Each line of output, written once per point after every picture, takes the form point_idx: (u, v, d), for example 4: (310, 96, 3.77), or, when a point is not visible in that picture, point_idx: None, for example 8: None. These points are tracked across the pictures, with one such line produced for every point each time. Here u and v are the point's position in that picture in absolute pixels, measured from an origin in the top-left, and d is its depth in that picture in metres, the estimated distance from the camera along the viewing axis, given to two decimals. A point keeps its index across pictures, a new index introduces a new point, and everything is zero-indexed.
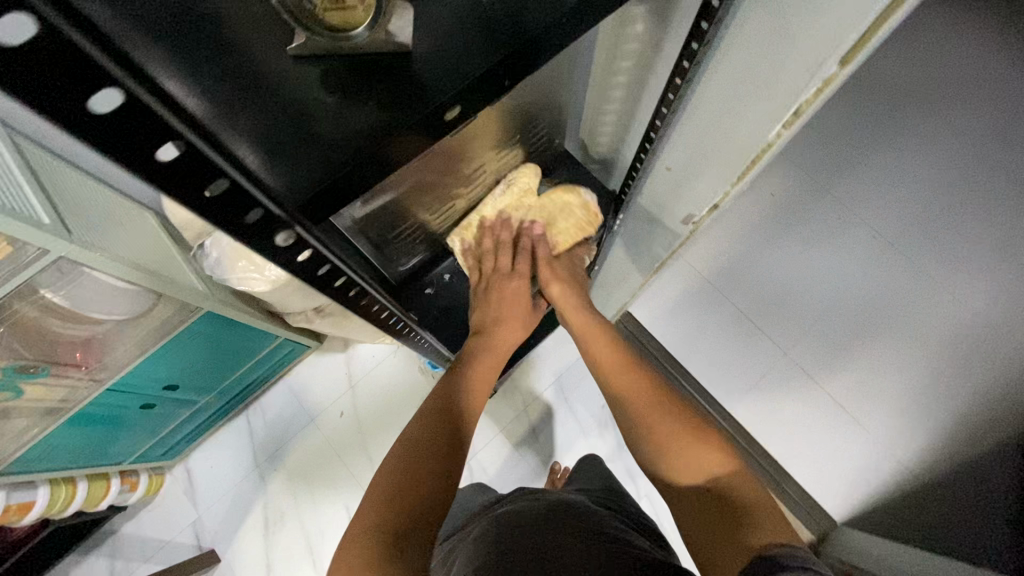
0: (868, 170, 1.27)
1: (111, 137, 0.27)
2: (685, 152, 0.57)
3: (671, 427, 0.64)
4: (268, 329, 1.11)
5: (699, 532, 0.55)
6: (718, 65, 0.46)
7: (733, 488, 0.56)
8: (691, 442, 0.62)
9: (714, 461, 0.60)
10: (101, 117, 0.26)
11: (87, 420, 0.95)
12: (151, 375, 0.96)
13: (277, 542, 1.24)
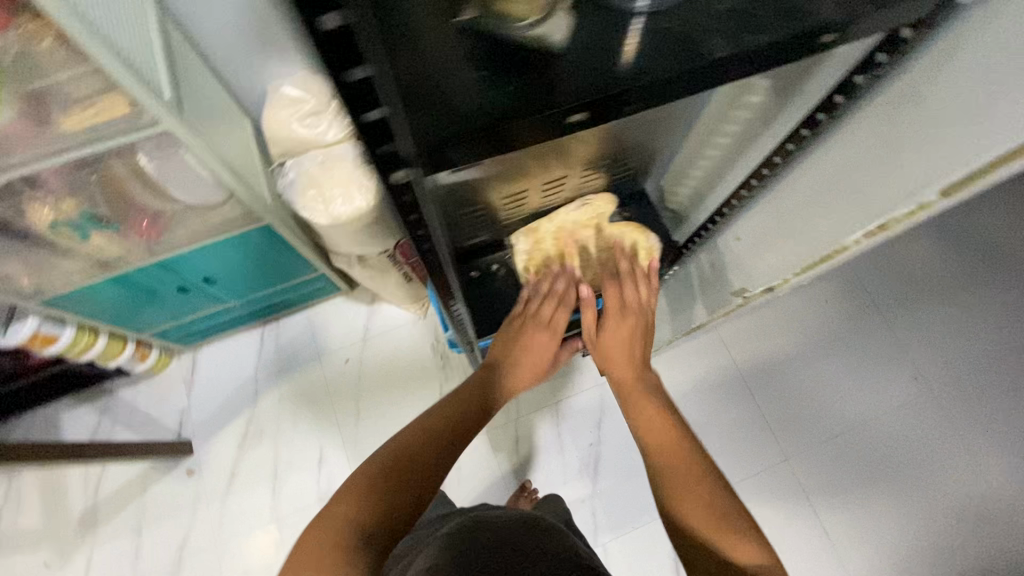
0: (938, 312, 1.22)
1: (326, 52, 0.32)
2: (798, 200, 0.58)
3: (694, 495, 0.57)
4: (311, 261, 1.17)
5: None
6: (829, 149, 0.53)
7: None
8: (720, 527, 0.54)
9: (737, 549, 0.53)
10: (324, 35, 0.31)
11: (128, 284, 1.01)
12: (197, 265, 1.02)
13: (248, 456, 1.28)
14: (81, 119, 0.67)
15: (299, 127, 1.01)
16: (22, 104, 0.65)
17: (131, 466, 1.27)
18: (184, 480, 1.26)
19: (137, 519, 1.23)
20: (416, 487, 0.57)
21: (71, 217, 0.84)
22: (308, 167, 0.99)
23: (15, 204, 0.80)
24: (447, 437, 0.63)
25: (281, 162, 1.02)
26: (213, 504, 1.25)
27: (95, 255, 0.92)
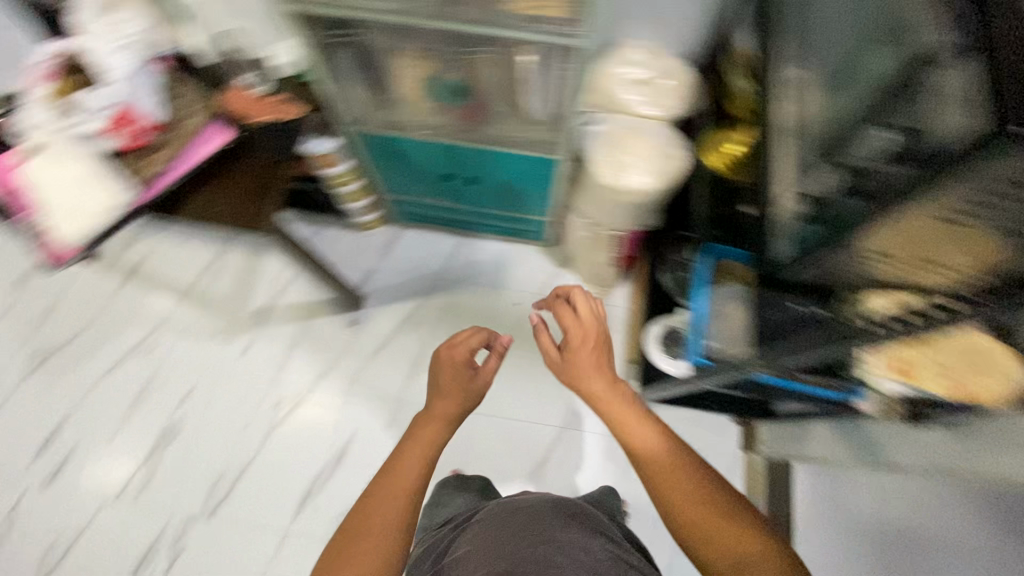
0: None
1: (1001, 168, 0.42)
2: None
3: (707, 515, 0.70)
4: (551, 205, 1.20)
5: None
6: None
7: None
8: (721, 533, 0.69)
9: (757, 547, 0.67)
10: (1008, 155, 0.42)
11: (411, 153, 1.10)
12: (472, 163, 1.09)
13: (402, 336, 1.38)
14: (525, 5, 0.71)
15: (626, 85, 1.02)
16: None
17: (311, 290, 1.41)
18: (346, 326, 1.39)
19: (298, 335, 1.38)
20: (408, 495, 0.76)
21: (431, 78, 0.91)
22: (615, 125, 1.01)
23: (403, 49, 0.87)
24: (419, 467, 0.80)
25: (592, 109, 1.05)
26: (358, 358, 1.36)
27: (407, 124, 1.01)
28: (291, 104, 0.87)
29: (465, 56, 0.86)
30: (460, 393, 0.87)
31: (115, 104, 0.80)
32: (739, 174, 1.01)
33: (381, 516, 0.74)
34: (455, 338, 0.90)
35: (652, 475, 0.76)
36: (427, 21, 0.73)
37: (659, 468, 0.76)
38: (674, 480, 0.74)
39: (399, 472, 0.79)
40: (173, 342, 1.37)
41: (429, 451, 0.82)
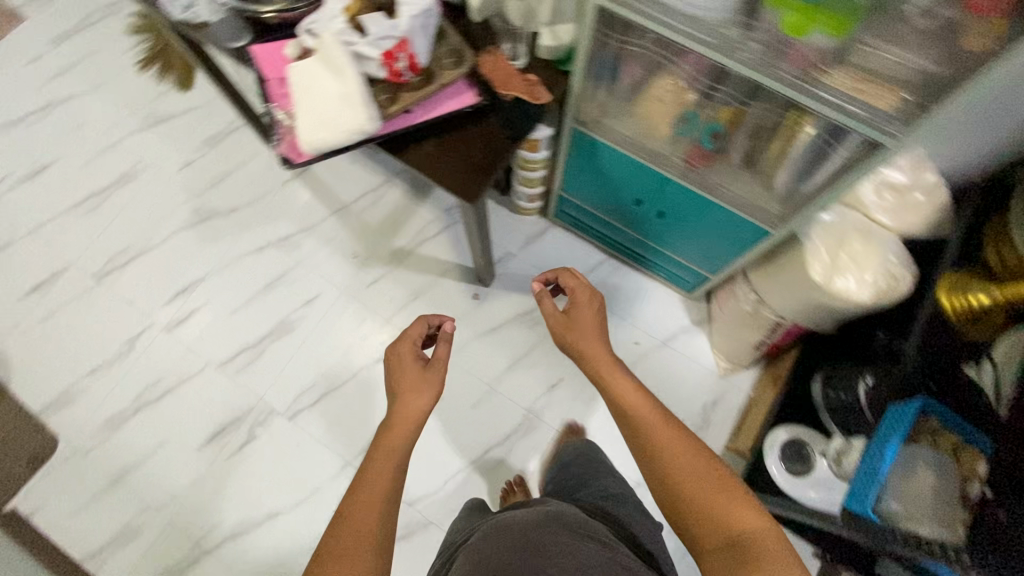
0: None
1: None
2: None
3: (698, 483, 0.69)
4: (726, 266, 1.14)
5: (723, 564, 0.63)
6: None
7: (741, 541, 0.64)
8: (703, 490, 0.68)
9: (750, 513, 0.66)
10: None
11: (615, 167, 1.06)
12: (672, 199, 1.04)
13: (514, 327, 1.38)
14: (850, 82, 0.65)
15: (875, 185, 0.93)
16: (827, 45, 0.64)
17: (450, 250, 1.44)
18: (468, 296, 1.41)
19: (423, 287, 1.41)
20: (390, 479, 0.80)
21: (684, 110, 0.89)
22: (845, 220, 0.93)
23: (671, 65, 0.86)
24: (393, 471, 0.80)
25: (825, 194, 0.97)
26: (468, 331, 1.38)
27: (625, 141, 0.98)
28: (541, 88, 0.86)
29: (741, 101, 0.82)
30: (428, 386, 0.91)
31: (396, 37, 0.77)
32: (982, 321, 0.84)
33: (363, 505, 0.76)
34: (406, 337, 0.95)
35: (645, 435, 0.76)
36: (734, 62, 0.69)
37: (658, 434, 0.75)
38: (651, 438, 0.75)
39: (383, 462, 0.82)
40: (315, 247, 1.43)
41: (405, 439, 0.85)
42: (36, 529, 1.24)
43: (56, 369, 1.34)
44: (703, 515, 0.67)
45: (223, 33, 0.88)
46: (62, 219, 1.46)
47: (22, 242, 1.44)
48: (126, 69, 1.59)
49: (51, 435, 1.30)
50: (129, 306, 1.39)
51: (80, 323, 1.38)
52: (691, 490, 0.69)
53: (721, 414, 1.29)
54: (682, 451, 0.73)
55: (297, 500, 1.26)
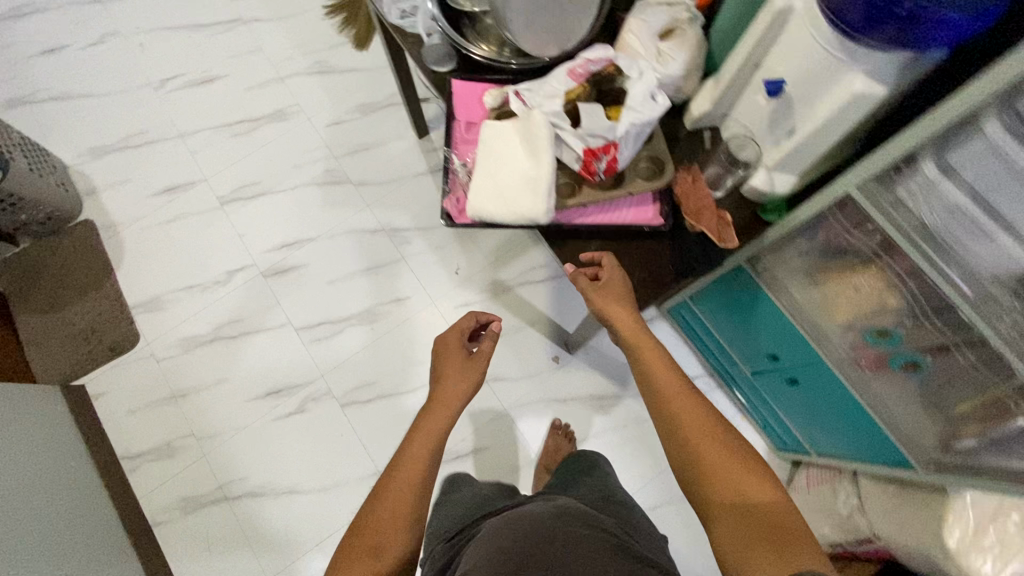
0: None
1: None
2: None
3: (720, 453, 0.61)
4: (841, 456, 1.02)
5: (741, 543, 0.53)
6: None
7: (756, 514, 0.55)
8: (724, 461, 0.60)
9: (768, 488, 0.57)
10: None
11: (763, 318, 0.95)
12: (817, 379, 0.92)
13: (583, 407, 1.31)
14: None
15: None
16: None
17: (548, 304, 1.38)
18: (548, 357, 1.34)
19: (508, 329, 1.36)
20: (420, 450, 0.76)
21: (875, 312, 0.77)
22: None
23: (876, 255, 0.72)
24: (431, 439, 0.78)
25: None
26: (536, 391, 1.32)
27: (789, 301, 0.88)
28: (731, 231, 0.76)
29: (943, 340, 0.70)
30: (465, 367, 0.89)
31: (607, 139, 0.70)
32: None
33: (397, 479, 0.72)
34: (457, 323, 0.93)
35: (667, 404, 0.67)
36: (987, 333, 0.57)
37: (680, 398, 0.66)
38: (666, 399, 0.67)
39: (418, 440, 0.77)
40: (422, 249, 1.41)
41: (442, 419, 0.82)
42: (91, 412, 1.31)
43: (161, 273, 1.41)
44: (722, 489, 0.58)
45: (432, 51, 0.83)
46: (212, 135, 1.51)
47: (172, 143, 1.51)
48: (315, 12, 1.62)
49: (135, 331, 1.37)
50: (239, 239, 1.43)
51: (194, 238, 1.43)
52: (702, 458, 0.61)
53: None
54: (697, 417, 0.64)
55: (319, 486, 1.27)
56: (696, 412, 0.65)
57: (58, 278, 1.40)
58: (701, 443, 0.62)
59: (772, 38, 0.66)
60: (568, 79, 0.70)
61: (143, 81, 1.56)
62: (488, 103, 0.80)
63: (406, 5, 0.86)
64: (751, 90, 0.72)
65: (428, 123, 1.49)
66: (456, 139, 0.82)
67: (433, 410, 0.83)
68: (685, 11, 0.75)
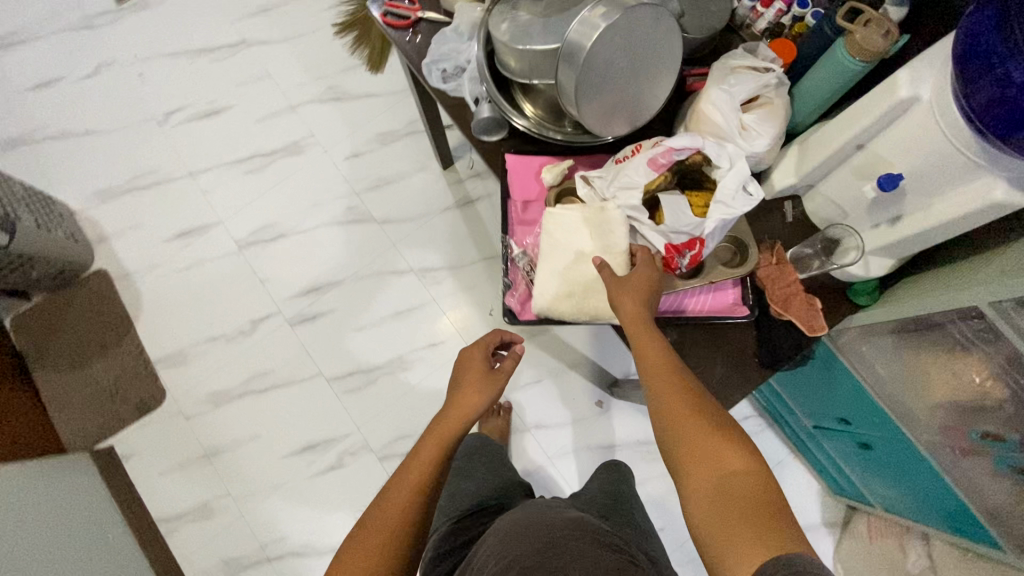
0: None
1: None
2: None
3: (711, 440, 0.50)
4: (908, 515, 0.99)
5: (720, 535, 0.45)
6: None
7: (737, 490, 0.47)
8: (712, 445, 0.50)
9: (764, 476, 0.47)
10: None
11: (839, 385, 0.90)
12: (896, 451, 0.88)
13: (630, 453, 1.27)
14: None
15: None
16: None
17: (588, 344, 1.32)
18: (592, 400, 1.30)
19: (548, 373, 1.31)
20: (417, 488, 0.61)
21: (973, 403, 0.71)
22: None
23: (977, 347, 0.67)
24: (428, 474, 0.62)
25: None
26: (580, 437, 1.28)
27: (871, 374, 0.83)
28: (822, 318, 0.70)
29: None
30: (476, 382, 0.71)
31: (693, 235, 0.63)
32: None
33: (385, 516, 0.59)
34: (480, 338, 0.77)
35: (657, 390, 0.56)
36: None
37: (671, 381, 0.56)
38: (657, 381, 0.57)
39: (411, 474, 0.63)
40: (453, 290, 1.34)
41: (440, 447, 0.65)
42: (123, 474, 1.27)
43: (183, 324, 1.35)
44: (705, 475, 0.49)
45: (478, 121, 0.75)
46: (224, 172, 1.44)
47: (183, 183, 1.43)
48: (325, 33, 1.52)
49: (160, 388, 1.32)
50: (262, 284, 1.36)
51: (214, 286, 1.37)
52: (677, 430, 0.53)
53: None
54: (676, 387, 0.55)
55: None
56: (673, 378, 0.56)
57: (76, 333, 1.35)
58: (676, 416, 0.53)
59: (884, 122, 0.58)
60: (649, 169, 0.62)
61: (147, 115, 1.48)
62: (546, 181, 0.72)
63: (447, 65, 0.80)
64: (849, 170, 0.65)
65: (452, 152, 1.41)
66: (513, 221, 0.75)
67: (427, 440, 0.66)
68: (772, 77, 0.66)
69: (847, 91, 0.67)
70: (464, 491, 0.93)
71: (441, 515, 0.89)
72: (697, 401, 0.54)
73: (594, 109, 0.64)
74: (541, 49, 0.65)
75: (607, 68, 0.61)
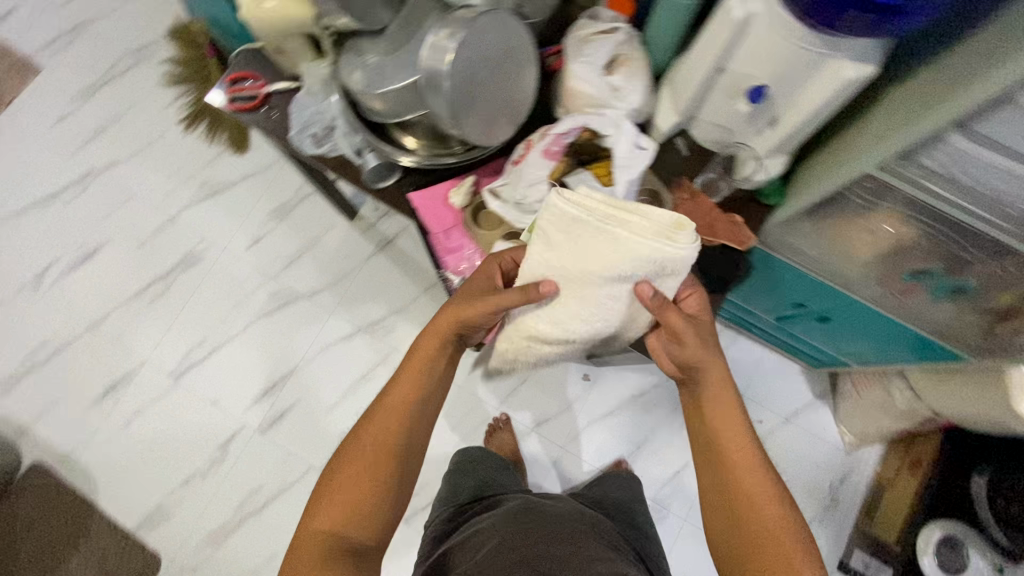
0: None
1: None
2: None
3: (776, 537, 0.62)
4: (878, 362, 1.09)
5: None
6: None
7: None
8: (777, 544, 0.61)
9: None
10: None
11: (788, 278, 0.95)
12: (854, 315, 0.96)
13: (631, 411, 1.31)
14: None
15: None
16: None
17: None
18: (578, 378, 1.32)
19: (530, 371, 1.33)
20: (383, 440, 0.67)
21: (898, 249, 0.77)
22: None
23: (880, 205, 0.72)
24: (396, 425, 0.68)
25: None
26: (582, 416, 1.31)
27: (807, 258, 0.88)
28: (747, 228, 0.75)
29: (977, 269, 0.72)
30: (455, 316, 0.68)
31: None
32: None
33: (354, 464, 0.65)
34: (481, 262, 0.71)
35: (732, 476, 0.66)
36: None
37: (748, 478, 0.66)
38: (728, 470, 0.67)
39: (380, 422, 0.68)
40: (408, 333, 1.31)
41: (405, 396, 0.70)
42: None
43: (148, 479, 1.25)
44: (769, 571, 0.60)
45: (370, 172, 0.74)
46: (126, 310, 1.33)
47: (86, 339, 1.32)
48: (175, 131, 1.43)
49: (150, 553, 1.22)
50: (213, 405, 1.28)
51: (165, 427, 1.27)
52: (720, 442, 0.69)
53: (854, 496, 1.26)
54: (727, 406, 0.70)
55: None
56: (726, 397, 0.70)
57: (37, 536, 1.23)
58: (744, 501, 0.65)
59: (732, 43, 0.61)
60: (547, 160, 0.64)
61: (17, 285, 1.34)
62: (458, 204, 0.73)
63: (315, 128, 0.77)
64: (720, 94, 0.68)
65: (352, 201, 1.36)
66: (440, 253, 0.75)
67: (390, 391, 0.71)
68: (622, 35, 0.70)
69: (691, 24, 0.71)
70: (468, 482, 1.06)
71: (448, 504, 1.02)
72: (755, 475, 0.66)
73: (474, 124, 0.64)
74: (402, 86, 0.65)
75: (473, 81, 0.61)
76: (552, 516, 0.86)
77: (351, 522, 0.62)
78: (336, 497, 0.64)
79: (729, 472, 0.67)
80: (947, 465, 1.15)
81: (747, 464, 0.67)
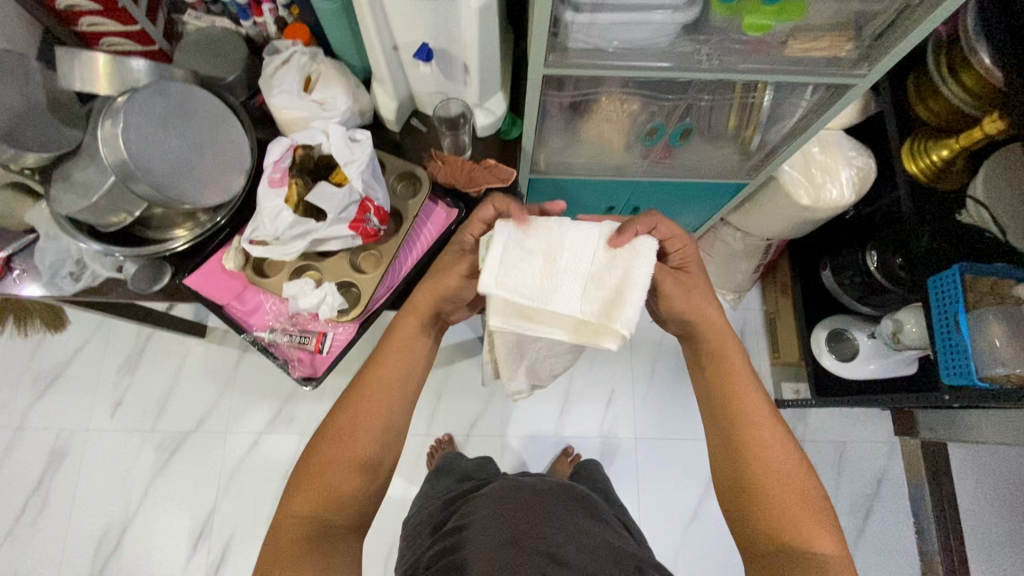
0: None
1: None
2: None
3: (778, 488, 0.61)
4: (704, 224, 1.20)
5: None
6: None
7: (792, 533, 0.59)
8: (782, 496, 0.61)
9: (816, 534, 0.59)
10: None
11: (582, 192, 1.03)
12: (649, 196, 1.05)
13: None
14: (808, 45, 0.66)
15: (840, 156, 0.98)
16: (767, 41, 0.66)
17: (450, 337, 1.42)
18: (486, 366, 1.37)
19: (441, 384, 1.36)
20: (375, 423, 0.64)
21: (632, 122, 0.86)
22: (805, 163, 0.97)
23: (596, 93, 0.80)
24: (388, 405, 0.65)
25: (811, 175, 0.97)
26: (506, 396, 1.36)
27: (580, 167, 0.96)
28: (502, 166, 0.81)
29: (691, 107, 0.83)
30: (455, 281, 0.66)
31: (357, 201, 0.69)
32: (926, 172, 0.93)
33: (340, 444, 0.63)
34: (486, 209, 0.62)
35: (744, 425, 0.65)
36: (701, 73, 0.66)
37: (761, 430, 0.64)
38: (745, 423, 0.65)
39: (369, 404, 0.65)
40: (310, 410, 1.29)
41: (399, 376, 0.67)
42: None
43: None
44: (763, 522, 0.61)
45: (137, 279, 0.74)
46: (12, 542, 1.21)
47: None
48: None
49: None
50: None
51: None
52: (733, 408, 0.66)
53: (755, 340, 1.37)
54: (738, 369, 0.68)
55: None
56: (739, 368, 0.68)
57: None
58: (760, 455, 0.63)
59: (382, 23, 0.67)
60: (274, 188, 0.66)
61: None
62: (234, 267, 0.74)
63: (68, 266, 0.75)
64: (411, 68, 0.74)
65: (198, 318, 1.32)
66: (242, 318, 0.77)
67: (373, 369, 0.67)
68: (302, 55, 0.74)
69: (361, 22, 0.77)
70: (437, 485, 1.04)
71: (421, 505, 1.00)
72: (774, 432, 0.64)
73: (195, 189, 0.66)
74: (105, 188, 0.63)
75: (160, 154, 0.62)
76: (541, 488, 0.78)
77: (331, 511, 0.60)
78: (312, 486, 0.60)
79: (735, 423, 0.65)
80: (801, 276, 1.26)
81: (767, 435, 0.64)
